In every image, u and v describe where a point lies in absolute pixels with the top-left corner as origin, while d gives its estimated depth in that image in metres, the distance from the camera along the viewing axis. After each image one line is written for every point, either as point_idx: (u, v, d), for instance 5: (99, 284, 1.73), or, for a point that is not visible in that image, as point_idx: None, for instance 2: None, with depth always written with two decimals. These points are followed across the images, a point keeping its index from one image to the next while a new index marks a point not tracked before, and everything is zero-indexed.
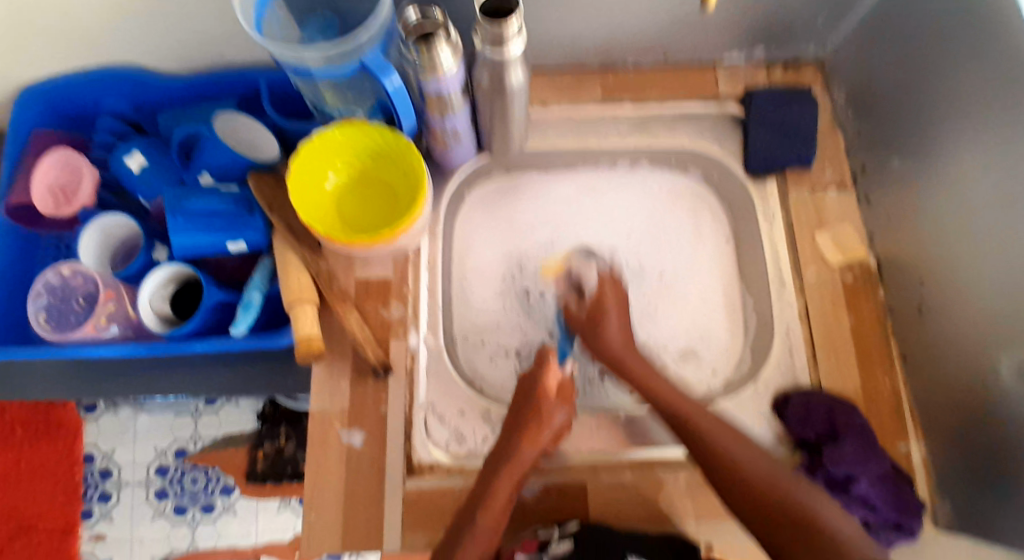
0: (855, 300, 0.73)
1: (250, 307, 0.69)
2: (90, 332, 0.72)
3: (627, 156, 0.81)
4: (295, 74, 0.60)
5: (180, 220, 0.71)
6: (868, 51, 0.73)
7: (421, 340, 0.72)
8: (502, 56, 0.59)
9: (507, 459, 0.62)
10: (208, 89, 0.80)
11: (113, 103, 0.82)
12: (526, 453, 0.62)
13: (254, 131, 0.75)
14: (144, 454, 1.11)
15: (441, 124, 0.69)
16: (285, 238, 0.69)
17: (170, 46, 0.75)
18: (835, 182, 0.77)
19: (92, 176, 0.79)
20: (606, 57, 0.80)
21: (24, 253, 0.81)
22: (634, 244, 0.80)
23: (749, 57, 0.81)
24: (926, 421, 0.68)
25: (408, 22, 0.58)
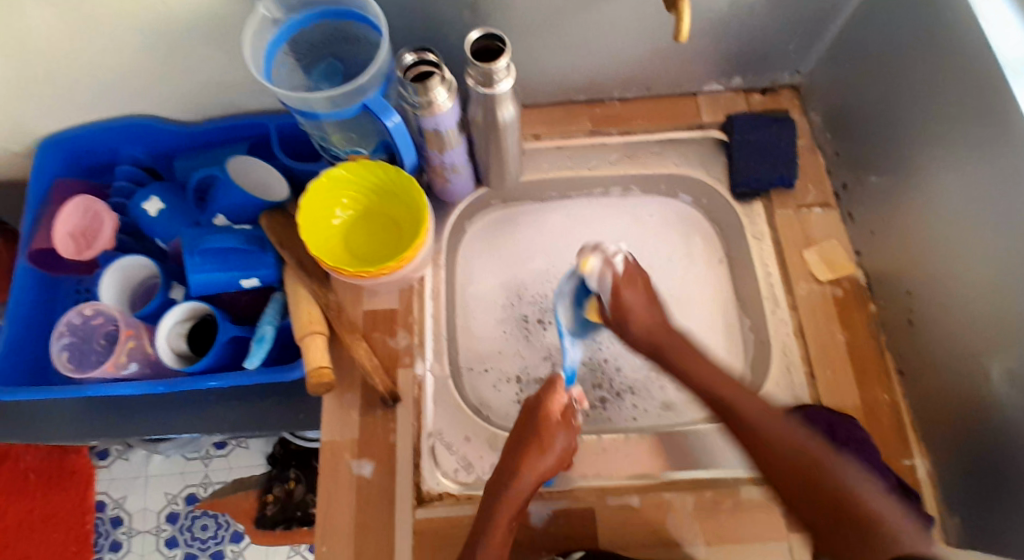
0: (847, 314, 0.75)
1: (263, 340, 0.72)
2: (110, 370, 0.74)
3: (618, 183, 0.85)
4: (302, 117, 0.65)
5: (195, 258, 0.73)
6: (840, 78, 0.78)
7: (427, 368, 0.74)
8: (494, 94, 0.64)
9: (501, 489, 0.62)
10: (219, 134, 0.85)
11: (130, 151, 0.87)
12: (521, 479, 0.63)
13: (267, 172, 0.78)
14: (155, 501, 1.13)
15: (440, 160, 0.73)
16: (296, 274, 0.73)
17: (185, 97, 0.81)
18: (819, 201, 0.80)
19: (112, 220, 0.83)
20: (593, 93, 0.85)
21: (44, 296, 0.84)
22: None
23: (729, 88, 0.85)
24: (926, 432, 0.68)
25: (407, 66, 0.63)
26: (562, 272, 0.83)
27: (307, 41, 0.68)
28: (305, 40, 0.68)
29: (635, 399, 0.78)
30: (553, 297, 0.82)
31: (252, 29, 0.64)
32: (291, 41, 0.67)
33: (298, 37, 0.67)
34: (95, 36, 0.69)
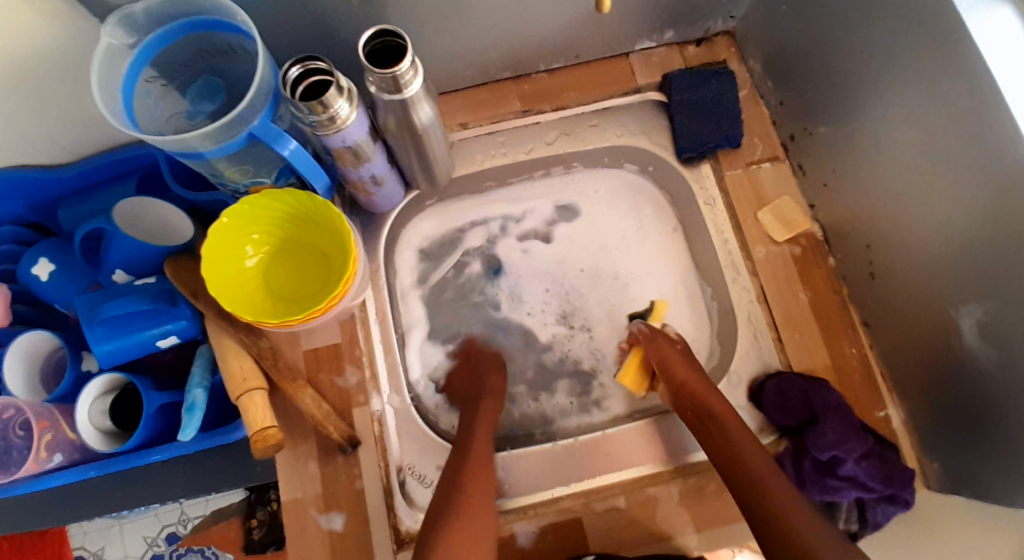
0: (808, 272, 0.72)
1: (194, 408, 0.63)
2: (31, 468, 0.67)
3: (558, 161, 0.79)
4: (185, 158, 0.56)
5: (97, 330, 0.65)
6: (776, 20, 0.72)
7: (384, 401, 0.69)
8: (404, 98, 0.56)
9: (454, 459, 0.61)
10: (106, 172, 0.75)
11: (7, 208, 0.76)
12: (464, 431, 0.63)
13: (165, 212, 0.69)
14: (136, 546, 1.02)
15: (358, 174, 0.66)
16: (217, 323, 0.64)
17: (51, 141, 0.70)
18: (768, 155, 0.76)
19: (2, 295, 0.71)
20: (517, 68, 0.77)
21: None
22: (589, 240, 0.79)
23: (661, 43, 0.78)
24: (896, 382, 0.68)
25: (293, 80, 0.54)
26: (515, 257, 0.79)
27: (173, 60, 0.58)
28: (170, 61, 0.58)
29: (605, 373, 0.75)
30: (511, 283, 0.78)
31: (102, 61, 0.53)
32: (154, 63, 0.57)
33: (160, 59, 0.57)
34: None
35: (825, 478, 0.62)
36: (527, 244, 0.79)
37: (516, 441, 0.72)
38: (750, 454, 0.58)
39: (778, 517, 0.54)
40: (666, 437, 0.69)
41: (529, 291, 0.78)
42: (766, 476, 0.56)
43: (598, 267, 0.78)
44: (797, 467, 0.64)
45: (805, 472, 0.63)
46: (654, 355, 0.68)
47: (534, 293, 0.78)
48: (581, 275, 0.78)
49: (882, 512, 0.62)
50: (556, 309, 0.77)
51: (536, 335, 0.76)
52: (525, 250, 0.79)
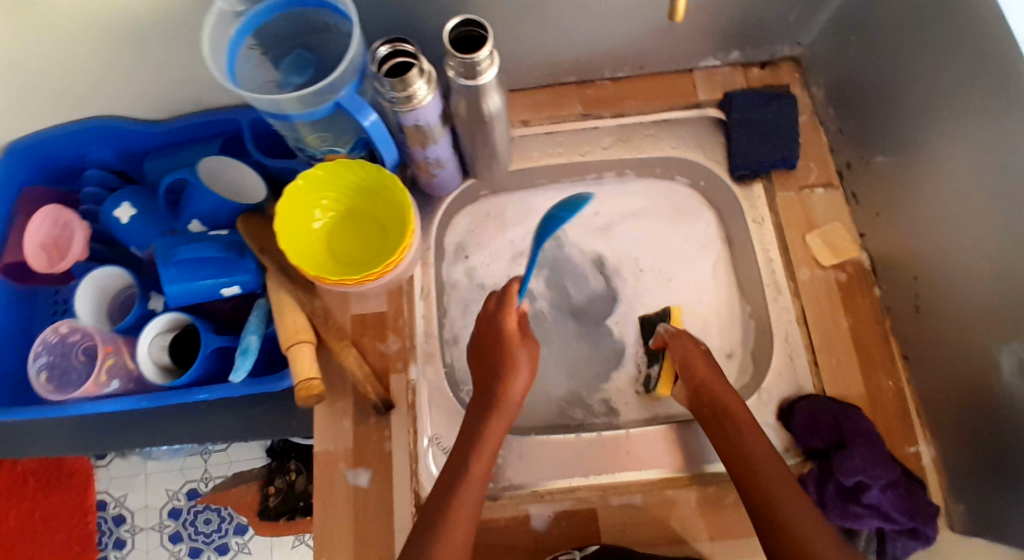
0: (851, 299, 0.72)
1: (248, 351, 0.68)
2: (89, 389, 0.71)
3: (611, 167, 0.82)
4: (273, 119, 0.61)
5: (172, 269, 0.70)
6: (845, 50, 0.73)
7: (420, 372, 0.72)
8: (477, 85, 0.59)
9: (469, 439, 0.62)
10: (190, 133, 0.80)
11: (98, 154, 0.82)
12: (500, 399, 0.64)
13: (236, 171, 0.74)
14: (156, 498, 1.12)
15: (423, 155, 0.69)
16: (276, 279, 0.69)
17: (147, 94, 0.75)
18: (821, 181, 0.77)
19: (84, 232, 0.80)
20: (583, 73, 0.81)
21: (20, 314, 0.81)
22: (620, 244, 0.81)
23: (726, 63, 0.81)
24: (929, 418, 0.67)
25: (381, 58, 0.58)
26: (548, 251, 0.81)
27: (274, 32, 0.63)
28: (270, 32, 0.63)
29: (616, 376, 0.76)
30: (538, 277, 0.80)
31: (212, 23, 0.59)
32: (256, 33, 0.62)
33: (263, 29, 0.62)
34: (40, 36, 0.64)
35: (848, 505, 0.62)
36: (561, 239, 0.81)
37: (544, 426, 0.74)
38: (760, 454, 0.62)
39: (790, 535, 0.56)
40: (687, 444, 0.70)
41: (556, 285, 0.80)
42: (780, 492, 0.59)
43: (625, 272, 0.80)
44: (820, 491, 0.64)
45: (827, 495, 0.63)
46: (677, 355, 0.70)
47: (569, 289, 0.79)
48: (619, 274, 0.80)
49: (902, 545, 0.62)
50: (578, 306, 0.79)
51: (556, 328, 0.78)
52: (558, 246, 0.81)
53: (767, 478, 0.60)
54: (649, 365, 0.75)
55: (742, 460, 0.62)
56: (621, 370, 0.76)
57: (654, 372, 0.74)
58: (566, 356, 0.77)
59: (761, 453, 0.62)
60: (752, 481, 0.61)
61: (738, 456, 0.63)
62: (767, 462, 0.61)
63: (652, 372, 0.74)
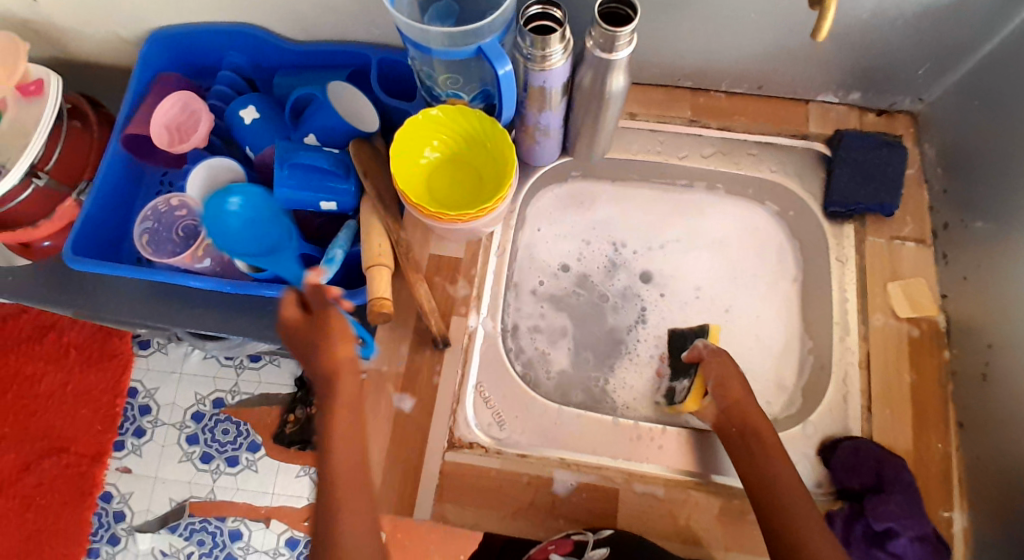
0: (918, 355, 0.72)
1: (332, 261, 0.72)
2: (186, 260, 0.78)
3: (704, 178, 0.83)
4: (415, 49, 0.65)
5: (284, 171, 0.75)
6: (968, 113, 0.73)
7: (481, 321, 0.75)
8: (610, 60, 0.62)
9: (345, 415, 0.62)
10: (323, 58, 0.86)
11: (234, 59, 0.89)
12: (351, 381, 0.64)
13: (358, 101, 0.79)
14: (184, 398, 1.15)
15: (536, 119, 0.72)
16: (372, 204, 0.74)
17: (295, 12, 0.81)
18: (914, 236, 0.76)
19: (208, 120, 0.85)
20: (700, 81, 0.83)
21: (128, 185, 0.88)
22: (672, 261, 0.83)
23: (843, 102, 0.82)
24: (971, 487, 0.67)
25: (530, 16, 0.61)
26: (603, 251, 0.84)
27: None
28: None
29: (633, 376, 0.78)
30: (589, 272, 0.83)
31: None
32: None
33: None
34: None
35: (871, 548, 0.63)
36: (618, 244, 0.84)
37: (559, 395, 0.77)
38: (788, 485, 0.60)
39: None
40: (706, 450, 0.70)
41: (603, 284, 0.83)
42: (805, 527, 0.57)
43: (671, 286, 0.82)
44: (847, 529, 0.64)
45: (853, 534, 0.64)
46: (712, 373, 0.69)
47: (623, 278, 0.83)
48: (678, 278, 0.82)
49: None
50: (617, 307, 0.81)
51: (591, 324, 0.81)
52: (614, 248, 0.84)
53: (795, 511, 0.59)
54: (677, 379, 0.75)
55: (768, 489, 0.61)
56: (639, 372, 0.78)
57: (682, 386, 0.73)
58: (596, 335, 0.80)
59: (787, 483, 0.61)
60: (777, 512, 0.59)
61: (765, 482, 0.61)
62: (797, 494, 0.60)
63: (679, 386, 0.74)
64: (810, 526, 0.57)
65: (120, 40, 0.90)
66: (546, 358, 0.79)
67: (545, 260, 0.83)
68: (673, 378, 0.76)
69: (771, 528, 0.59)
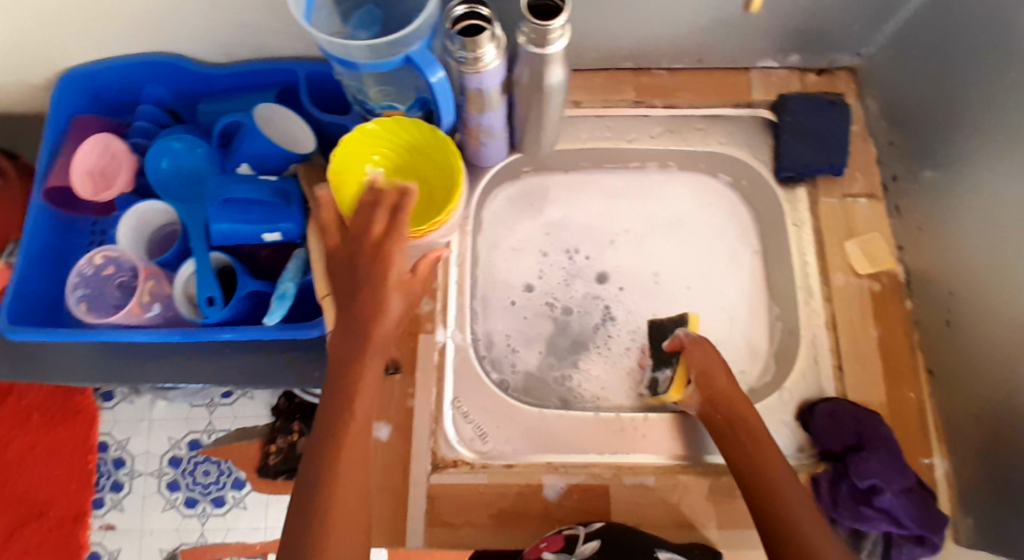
0: (883, 309, 0.73)
1: (284, 297, 0.70)
2: (134, 312, 0.74)
3: (655, 158, 0.83)
4: (340, 65, 0.62)
5: (220, 207, 0.73)
6: (905, 65, 0.74)
7: (449, 335, 0.73)
8: (544, 54, 0.60)
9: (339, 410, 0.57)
10: (247, 79, 0.81)
11: (153, 91, 0.83)
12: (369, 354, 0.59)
13: (290, 125, 0.77)
14: (159, 445, 1.08)
15: (477, 121, 0.70)
16: (320, 227, 0.71)
17: (212, 36, 0.76)
18: (866, 192, 0.77)
19: (131, 163, 0.81)
20: (640, 61, 0.81)
21: (59, 238, 0.82)
22: (629, 255, 0.81)
23: (783, 66, 0.81)
24: (949, 432, 0.68)
25: (455, 18, 0.59)
26: (558, 261, 0.81)
27: None
28: None
29: (602, 369, 0.77)
30: (545, 283, 0.80)
31: None
32: None
33: None
34: None
35: (859, 506, 0.63)
36: (571, 250, 0.82)
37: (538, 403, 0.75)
38: (777, 469, 0.60)
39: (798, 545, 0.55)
40: (688, 434, 0.70)
41: (561, 291, 0.80)
42: (793, 510, 0.57)
43: (629, 278, 0.80)
44: (833, 490, 0.65)
45: (841, 495, 0.64)
46: (695, 363, 0.69)
47: (585, 276, 0.81)
48: (638, 268, 0.81)
49: (908, 551, 0.63)
50: (579, 310, 0.79)
51: (554, 330, 0.78)
52: (568, 256, 0.82)
53: (783, 493, 0.59)
54: (658, 368, 0.74)
55: (758, 474, 0.60)
56: (608, 365, 0.77)
57: (665, 377, 0.73)
58: (561, 336, 0.78)
59: (774, 466, 0.60)
60: (767, 496, 0.59)
61: (754, 466, 0.61)
62: (786, 477, 0.60)
63: (662, 376, 0.74)
64: (798, 506, 0.58)
65: (26, 86, 0.84)
66: (514, 373, 0.76)
67: (501, 268, 0.81)
68: (655, 368, 0.75)
69: (760, 513, 0.59)
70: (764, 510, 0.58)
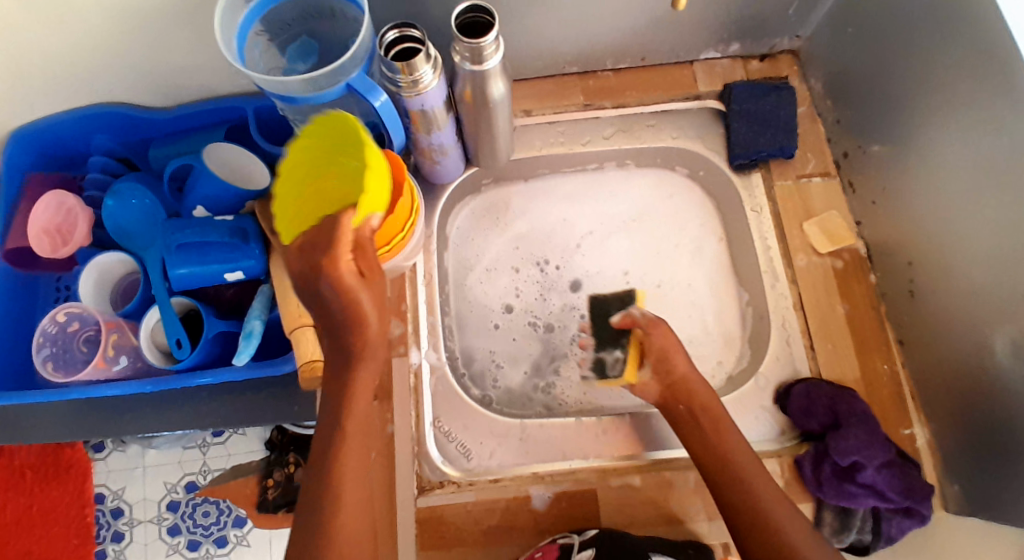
0: (847, 285, 0.73)
1: (251, 336, 0.70)
2: (102, 366, 0.74)
3: (612, 158, 0.83)
4: (280, 101, 0.62)
5: (176, 253, 0.72)
6: (842, 43, 0.75)
7: (423, 356, 0.73)
8: (483, 71, 0.60)
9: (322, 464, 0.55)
10: (196, 121, 0.81)
11: (102, 142, 0.83)
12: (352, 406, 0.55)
13: (245, 160, 0.76)
14: (154, 491, 1.06)
15: (428, 141, 0.70)
16: (283, 262, 0.71)
17: (156, 82, 0.76)
18: (819, 171, 0.78)
19: (87, 216, 0.81)
20: (585, 64, 0.82)
21: (22, 300, 0.82)
22: (598, 259, 0.82)
23: (726, 55, 0.82)
24: (924, 401, 0.68)
25: (388, 43, 0.59)
26: (531, 276, 0.81)
27: (282, 18, 0.64)
28: (279, 18, 0.64)
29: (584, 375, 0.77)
30: (521, 299, 0.80)
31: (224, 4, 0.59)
32: (265, 19, 0.63)
33: (272, 14, 0.63)
34: (50, 24, 0.65)
35: (843, 484, 0.63)
36: (542, 262, 0.82)
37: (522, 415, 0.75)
38: (738, 453, 0.61)
39: (775, 534, 0.57)
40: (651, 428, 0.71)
41: (539, 304, 0.80)
42: (764, 494, 0.59)
43: (603, 283, 0.81)
44: (816, 471, 0.65)
45: (824, 475, 0.64)
46: (653, 346, 0.68)
47: (560, 285, 0.81)
48: (608, 270, 0.81)
49: (897, 524, 0.63)
50: (559, 322, 0.79)
51: (536, 344, 0.78)
52: (540, 269, 0.82)
53: (753, 484, 0.59)
54: (603, 348, 0.73)
55: (721, 463, 0.61)
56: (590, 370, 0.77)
57: (613, 358, 0.72)
58: (539, 348, 0.78)
59: (742, 459, 0.61)
60: (738, 487, 0.60)
61: (718, 455, 0.62)
62: (749, 463, 0.61)
63: (610, 357, 0.72)
64: (766, 496, 0.59)
65: None
66: (501, 391, 0.76)
67: (473, 286, 0.81)
68: (602, 349, 0.73)
69: (726, 503, 0.60)
70: (734, 502, 0.59)
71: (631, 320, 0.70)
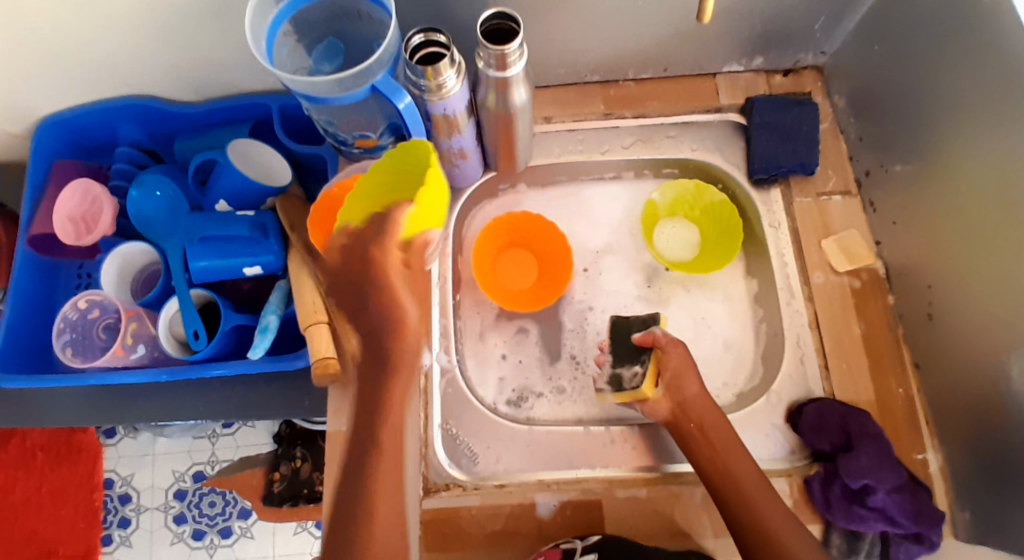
0: (864, 305, 0.73)
1: (266, 330, 0.71)
2: (119, 353, 0.76)
3: (631, 167, 0.83)
4: (307, 101, 0.63)
5: (196, 246, 0.73)
6: (868, 60, 0.74)
7: (434, 358, 0.74)
8: (505, 77, 0.61)
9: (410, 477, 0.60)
10: (221, 115, 0.82)
11: (129, 133, 0.84)
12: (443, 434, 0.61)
13: (268, 155, 0.78)
14: (163, 478, 1.07)
15: (448, 144, 0.70)
16: (301, 258, 0.72)
17: (184, 76, 0.77)
18: (839, 188, 0.77)
19: (113, 204, 0.83)
20: (607, 73, 0.82)
21: (46, 285, 0.83)
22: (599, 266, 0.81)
23: (749, 68, 0.82)
24: (938, 425, 0.67)
25: (413, 47, 0.60)
26: None
27: (311, 19, 0.65)
28: (308, 18, 0.65)
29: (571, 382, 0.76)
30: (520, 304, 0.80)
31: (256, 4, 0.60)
32: (294, 19, 0.64)
33: (301, 15, 0.64)
34: (87, 16, 0.66)
35: (853, 506, 0.63)
36: None
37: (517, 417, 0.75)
38: (749, 480, 0.62)
39: None
40: (653, 443, 0.71)
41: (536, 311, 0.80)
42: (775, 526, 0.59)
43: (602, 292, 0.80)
44: (825, 490, 0.65)
45: (832, 496, 0.64)
46: (670, 364, 0.67)
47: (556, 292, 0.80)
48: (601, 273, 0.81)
49: (906, 550, 0.63)
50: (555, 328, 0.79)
51: (536, 349, 0.78)
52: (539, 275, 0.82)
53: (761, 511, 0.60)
54: (622, 363, 0.69)
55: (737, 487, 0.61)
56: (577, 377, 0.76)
57: (631, 372, 0.68)
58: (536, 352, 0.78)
59: (753, 489, 0.61)
60: (746, 512, 0.60)
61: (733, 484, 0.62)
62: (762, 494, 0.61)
63: (627, 372, 0.68)
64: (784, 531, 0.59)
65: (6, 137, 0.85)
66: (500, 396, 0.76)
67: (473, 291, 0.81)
68: (616, 364, 0.69)
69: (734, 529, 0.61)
70: (744, 530, 0.60)
71: (654, 338, 0.68)
